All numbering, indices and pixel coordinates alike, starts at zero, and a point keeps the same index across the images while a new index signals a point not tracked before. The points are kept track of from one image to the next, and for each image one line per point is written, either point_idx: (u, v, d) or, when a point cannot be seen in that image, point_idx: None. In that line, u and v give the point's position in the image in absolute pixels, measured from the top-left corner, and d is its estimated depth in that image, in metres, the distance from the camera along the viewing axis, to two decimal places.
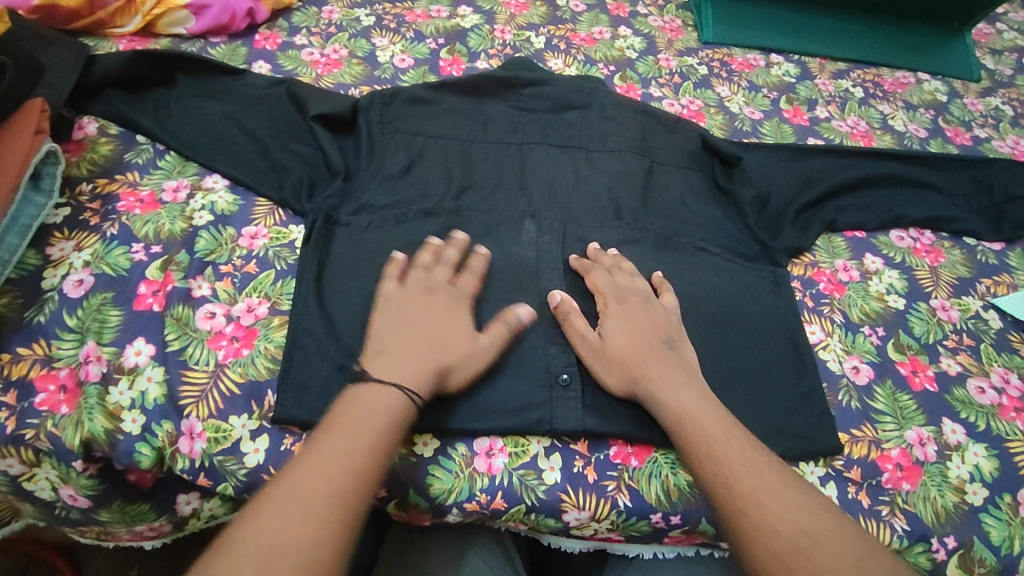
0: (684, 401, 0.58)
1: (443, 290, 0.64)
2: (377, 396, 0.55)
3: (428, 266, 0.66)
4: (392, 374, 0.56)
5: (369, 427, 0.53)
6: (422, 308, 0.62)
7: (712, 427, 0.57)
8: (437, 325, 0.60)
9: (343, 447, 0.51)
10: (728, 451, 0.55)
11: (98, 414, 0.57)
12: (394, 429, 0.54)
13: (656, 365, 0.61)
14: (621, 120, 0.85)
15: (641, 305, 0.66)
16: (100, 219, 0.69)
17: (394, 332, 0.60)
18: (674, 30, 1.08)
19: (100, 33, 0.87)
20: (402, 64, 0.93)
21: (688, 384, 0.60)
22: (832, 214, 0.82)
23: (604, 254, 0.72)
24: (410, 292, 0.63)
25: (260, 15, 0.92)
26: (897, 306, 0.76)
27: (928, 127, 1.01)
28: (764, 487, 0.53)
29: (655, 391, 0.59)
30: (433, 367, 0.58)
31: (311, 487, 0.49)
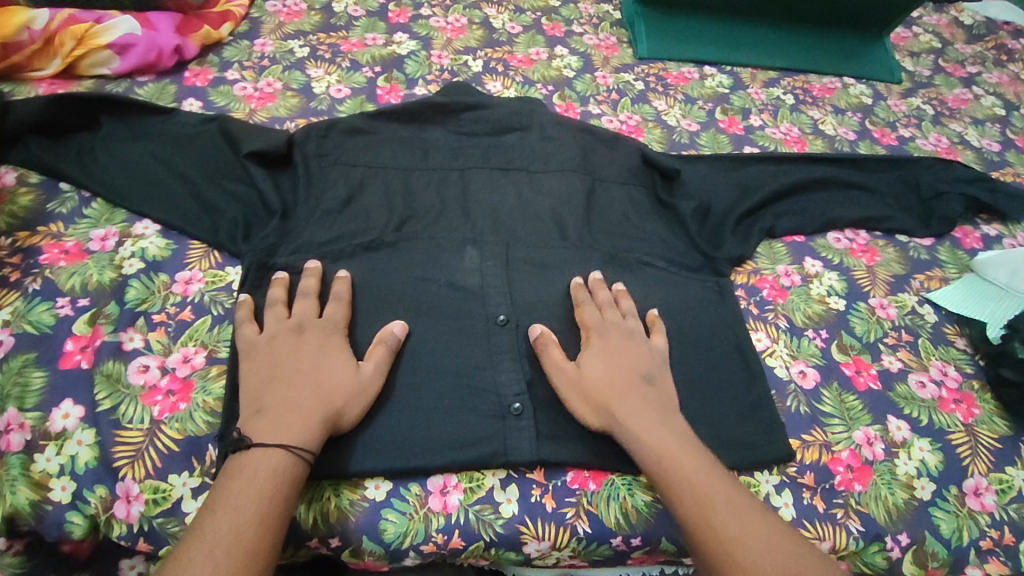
0: (662, 441, 0.58)
1: (315, 328, 0.63)
2: (259, 460, 0.52)
3: (280, 303, 0.64)
4: (276, 433, 0.54)
5: (254, 495, 0.50)
6: (292, 355, 0.60)
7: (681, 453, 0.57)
8: (314, 368, 0.59)
9: (225, 522, 0.48)
10: (703, 491, 0.55)
11: (22, 485, 0.53)
12: (283, 489, 0.52)
13: (633, 401, 0.61)
14: (562, 140, 0.86)
15: (622, 342, 0.66)
16: (21, 275, 0.65)
17: (272, 384, 0.58)
18: (610, 47, 1.10)
19: (17, 77, 0.84)
20: (339, 94, 0.92)
21: (666, 423, 0.60)
22: (771, 220, 0.84)
23: (604, 287, 0.71)
24: (278, 337, 0.61)
25: (189, 52, 0.90)
26: (838, 307, 0.78)
27: (856, 130, 1.04)
28: (736, 522, 0.53)
29: (629, 424, 0.59)
30: (319, 414, 0.56)
31: (197, 571, 0.45)
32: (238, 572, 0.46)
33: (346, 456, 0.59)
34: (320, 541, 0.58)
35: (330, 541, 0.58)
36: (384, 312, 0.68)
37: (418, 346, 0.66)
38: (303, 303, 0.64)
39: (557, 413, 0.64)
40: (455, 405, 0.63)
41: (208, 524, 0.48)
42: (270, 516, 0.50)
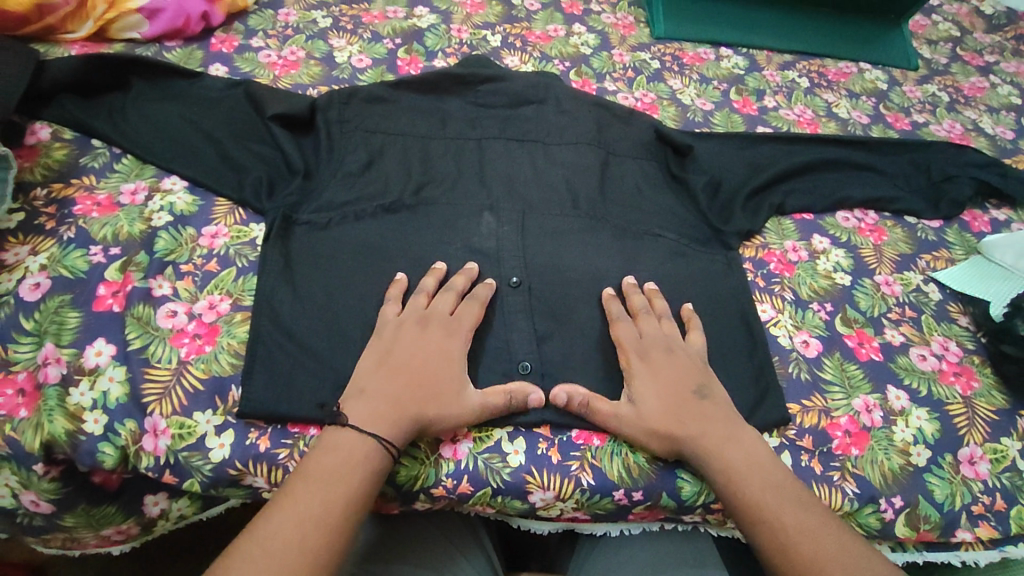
0: (732, 459, 0.59)
1: (438, 322, 0.64)
2: (354, 444, 0.55)
3: (425, 292, 0.66)
4: (367, 421, 0.57)
5: (345, 476, 0.53)
6: (417, 350, 0.62)
7: (746, 465, 0.59)
8: (427, 367, 0.61)
9: (316, 496, 0.51)
10: (766, 507, 0.56)
11: (59, 415, 0.57)
12: (372, 475, 0.55)
13: (694, 422, 0.61)
14: (577, 114, 0.89)
15: (667, 356, 0.66)
16: (56, 224, 0.68)
17: (380, 369, 0.60)
18: (627, 26, 1.12)
19: (50, 39, 0.86)
20: (360, 64, 0.94)
21: (732, 437, 0.61)
22: (780, 197, 0.86)
23: (636, 292, 0.71)
24: (405, 324, 0.63)
25: (216, 19, 0.92)
26: (844, 283, 0.79)
27: (870, 114, 1.05)
28: (800, 527, 0.55)
29: (699, 449, 0.60)
30: (411, 413, 0.58)
31: (282, 540, 0.49)
32: (324, 547, 0.50)
33: None
34: None
35: None
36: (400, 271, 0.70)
37: None
38: (439, 301, 0.66)
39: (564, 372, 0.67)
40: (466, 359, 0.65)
41: (301, 493, 0.52)
42: (355, 499, 0.53)
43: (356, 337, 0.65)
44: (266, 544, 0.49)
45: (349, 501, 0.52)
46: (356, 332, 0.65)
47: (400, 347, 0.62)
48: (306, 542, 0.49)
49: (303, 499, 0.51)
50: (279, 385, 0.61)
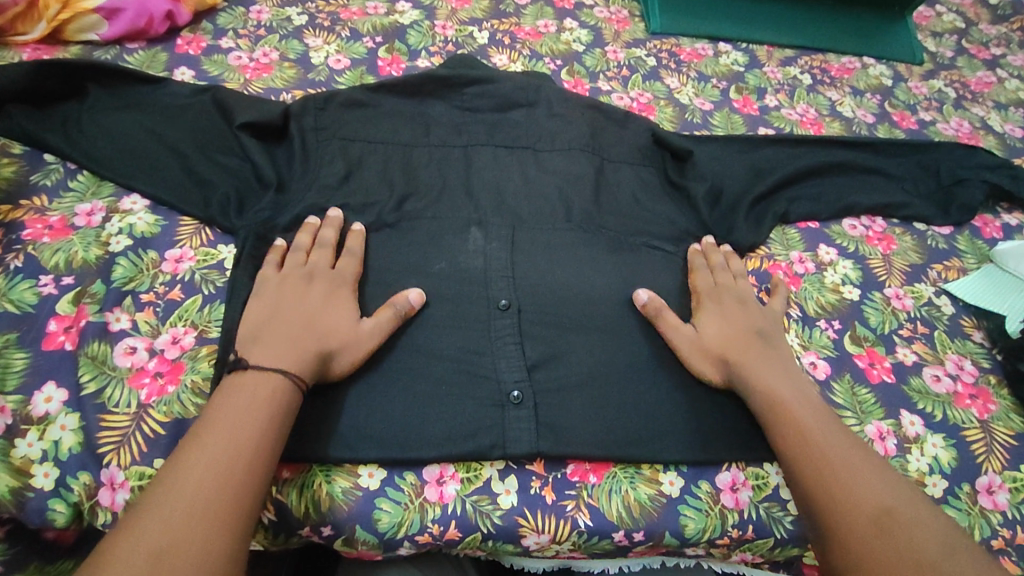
0: (787, 393, 0.60)
1: (325, 276, 0.63)
2: (258, 385, 0.52)
3: (303, 249, 0.64)
4: (265, 358, 0.54)
5: (253, 425, 0.50)
6: (305, 298, 0.60)
7: (801, 409, 0.59)
8: (317, 312, 0.59)
9: (222, 438, 0.48)
10: (808, 436, 0.56)
11: (2, 472, 0.52)
12: (281, 416, 0.52)
13: (756, 358, 0.63)
14: (569, 118, 0.84)
15: (739, 303, 0.68)
16: (2, 250, 0.62)
17: (271, 319, 0.58)
18: (621, 20, 1.06)
19: (0, 41, 0.80)
20: (337, 65, 0.88)
21: (785, 378, 0.62)
22: (784, 205, 0.81)
23: (715, 252, 0.73)
24: (286, 277, 0.62)
25: (181, 18, 0.86)
26: (853, 297, 0.75)
27: (875, 113, 1.01)
28: (845, 462, 0.54)
29: (755, 378, 0.62)
30: (311, 350, 0.56)
31: (184, 479, 0.46)
32: (228, 487, 0.46)
33: (341, 440, 0.57)
34: (312, 529, 0.56)
35: (323, 530, 0.56)
36: (382, 296, 0.66)
37: (417, 330, 0.64)
38: (321, 250, 0.65)
39: (559, 401, 0.62)
40: (453, 390, 0.61)
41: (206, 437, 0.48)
42: (265, 443, 0.50)
43: None
44: (169, 491, 0.45)
45: (260, 445, 0.49)
46: None
47: (290, 298, 0.60)
48: (218, 497, 0.45)
49: (206, 441, 0.48)
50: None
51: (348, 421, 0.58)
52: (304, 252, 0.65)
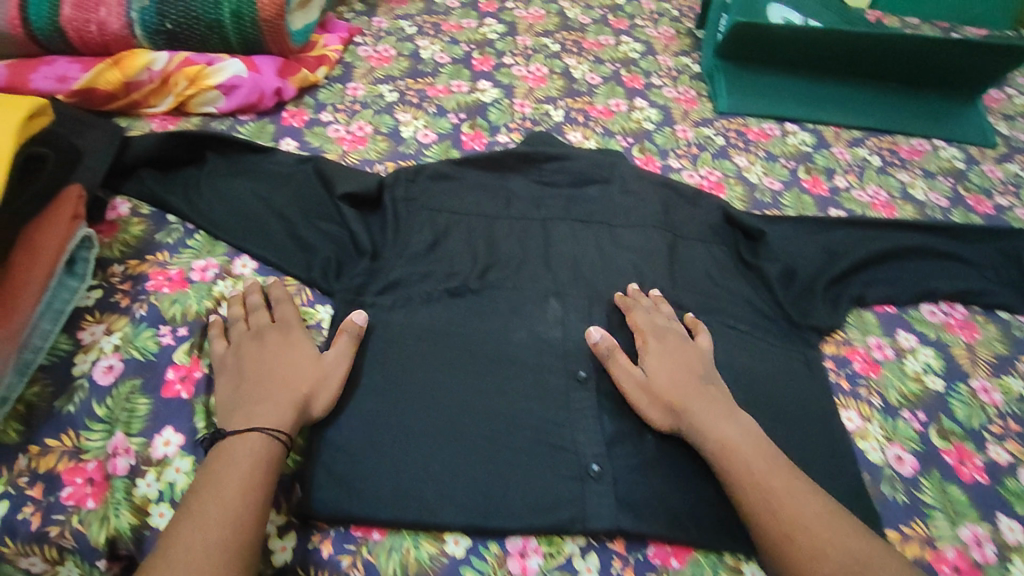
0: (734, 440, 0.60)
1: (274, 329, 0.65)
2: (240, 443, 0.55)
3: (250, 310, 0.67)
4: (249, 421, 0.57)
5: (233, 474, 0.53)
6: (265, 359, 0.62)
7: (756, 461, 0.59)
8: (278, 362, 0.62)
9: (211, 494, 0.51)
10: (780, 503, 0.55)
11: (125, 509, 0.55)
12: (266, 467, 0.54)
13: (699, 402, 0.63)
14: (642, 194, 0.87)
15: (687, 351, 0.69)
16: (130, 301, 0.68)
17: (241, 389, 0.60)
18: (690, 100, 1.11)
19: (133, 112, 0.90)
20: (425, 139, 0.95)
21: (731, 420, 0.62)
22: (860, 288, 0.82)
23: (645, 294, 0.75)
24: (241, 347, 0.64)
25: (288, 93, 0.94)
26: (936, 388, 0.75)
27: (949, 196, 1.01)
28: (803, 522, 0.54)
29: (699, 426, 0.62)
30: (287, 400, 0.59)
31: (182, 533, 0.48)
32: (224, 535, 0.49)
33: (427, 505, 0.59)
34: None
35: None
36: (466, 362, 0.68)
37: (501, 399, 0.66)
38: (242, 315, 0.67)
39: (638, 478, 0.63)
40: (536, 461, 0.62)
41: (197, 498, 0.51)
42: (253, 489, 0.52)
43: (423, 434, 0.63)
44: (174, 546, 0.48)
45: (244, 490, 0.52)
46: (422, 429, 0.63)
47: (254, 362, 0.62)
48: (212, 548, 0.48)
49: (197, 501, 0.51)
50: (344, 483, 0.59)
51: (434, 486, 0.60)
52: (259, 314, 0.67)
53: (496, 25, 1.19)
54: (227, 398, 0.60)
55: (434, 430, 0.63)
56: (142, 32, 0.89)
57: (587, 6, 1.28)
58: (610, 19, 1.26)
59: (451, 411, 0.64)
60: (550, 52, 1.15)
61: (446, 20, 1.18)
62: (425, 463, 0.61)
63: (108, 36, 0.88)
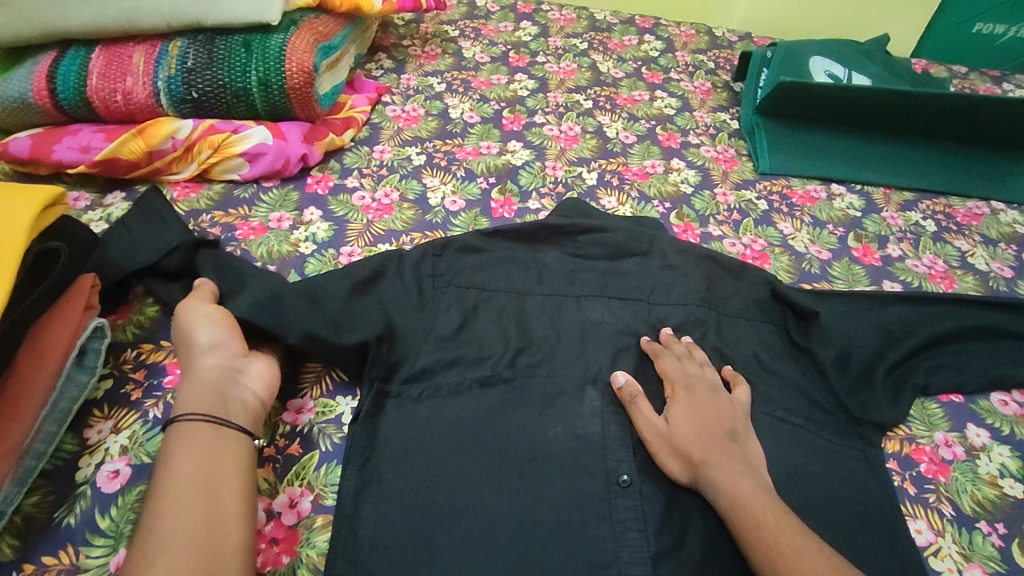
0: (740, 486, 0.58)
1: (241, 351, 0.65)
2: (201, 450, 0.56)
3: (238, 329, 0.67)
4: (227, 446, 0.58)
5: (200, 475, 0.54)
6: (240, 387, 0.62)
7: (764, 511, 0.56)
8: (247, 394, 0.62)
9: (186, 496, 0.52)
10: (766, 539, 0.54)
11: None
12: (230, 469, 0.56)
13: (715, 452, 0.62)
14: (684, 269, 0.81)
15: (720, 402, 0.67)
16: (142, 394, 0.65)
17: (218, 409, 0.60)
18: (728, 160, 1.06)
19: (155, 180, 0.88)
20: (453, 206, 0.91)
21: (746, 472, 0.60)
22: (924, 375, 0.75)
23: (676, 340, 0.74)
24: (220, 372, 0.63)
25: (314, 158, 0.92)
26: (1015, 494, 0.68)
27: (1013, 265, 0.93)
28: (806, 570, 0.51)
29: (713, 476, 0.60)
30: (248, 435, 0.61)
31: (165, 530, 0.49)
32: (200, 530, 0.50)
33: None
34: None
35: None
36: (497, 462, 0.63)
37: (533, 506, 0.60)
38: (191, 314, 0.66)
39: None
40: None
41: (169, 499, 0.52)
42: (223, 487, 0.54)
43: (449, 550, 0.57)
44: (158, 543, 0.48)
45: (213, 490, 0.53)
46: (447, 544, 0.58)
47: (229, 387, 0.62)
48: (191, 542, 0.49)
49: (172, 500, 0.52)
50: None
51: None
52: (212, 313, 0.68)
53: (527, 81, 1.16)
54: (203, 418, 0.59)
55: (461, 545, 0.57)
56: (168, 101, 0.88)
57: (620, 59, 1.25)
58: (644, 73, 1.22)
59: (480, 522, 0.59)
60: (583, 109, 1.12)
61: (476, 77, 1.16)
62: None
63: (133, 105, 0.88)
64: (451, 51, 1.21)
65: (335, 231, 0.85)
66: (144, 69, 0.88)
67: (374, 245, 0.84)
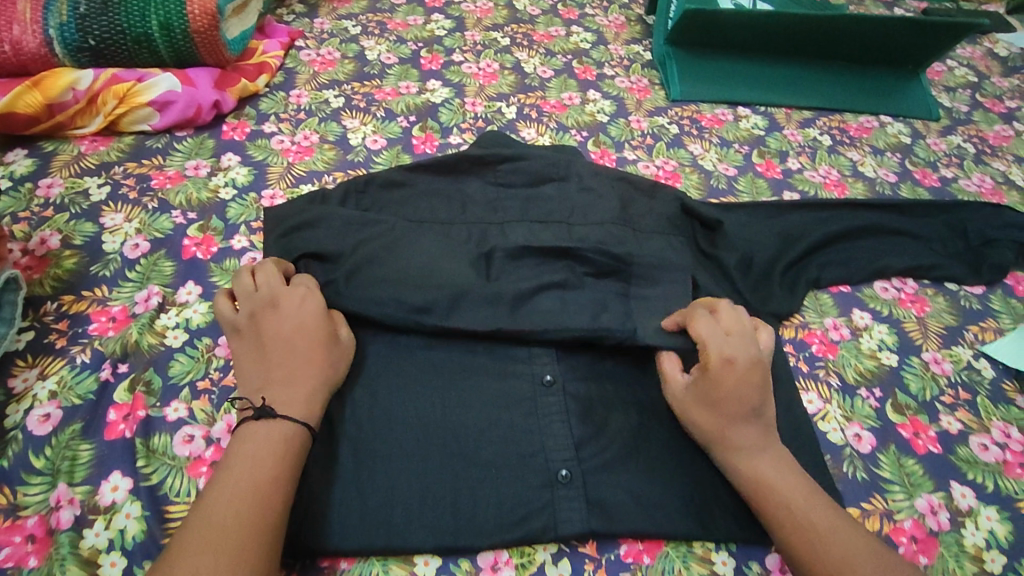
0: (760, 466, 0.59)
1: (286, 295, 0.63)
2: (271, 428, 0.56)
3: (249, 277, 0.65)
4: (289, 403, 0.58)
5: (265, 452, 0.54)
6: (279, 335, 0.61)
7: (787, 487, 0.57)
8: (292, 340, 0.61)
9: (249, 474, 0.52)
10: (800, 519, 0.55)
11: (71, 564, 0.52)
12: (290, 452, 0.55)
13: (740, 430, 0.60)
14: (600, 190, 0.84)
15: (744, 361, 0.61)
16: (68, 342, 0.65)
17: (271, 374, 0.60)
18: (642, 89, 1.10)
19: (60, 135, 0.85)
20: (375, 145, 0.92)
21: (764, 447, 0.60)
22: (816, 272, 0.83)
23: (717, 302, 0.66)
24: (285, 320, 0.62)
25: (227, 105, 0.90)
26: (891, 363, 0.77)
27: (896, 172, 1.03)
28: (837, 547, 0.53)
29: (736, 457, 0.60)
30: (316, 384, 0.60)
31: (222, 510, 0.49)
32: (258, 506, 0.51)
33: (392, 530, 0.58)
34: None
35: None
36: (428, 377, 0.67)
37: (463, 412, 0.64)
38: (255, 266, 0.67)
39: (607, 480, 0.62)
40: (504, 472, 0.61)
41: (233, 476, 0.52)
42: (283, 470, 0.54)
43: (385, 456, 0.61)
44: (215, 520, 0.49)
45: (276, 471, 0.53)
46: (384, 450, 0.61)
47: (313, 334, 0.62)
48: (254, 524, 0.49)
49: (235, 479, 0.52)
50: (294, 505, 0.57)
51: (399, 508, 0.58)
52: (245, 274, 0.66)
53: (443, 21, 1.16)
54: (280, 384, 0.59)
55: (397, 451, 0.61)
56: (63, 50, 0.85)
57: None
58: (560, 9, 1.24)
59: (414, 429, 0.63)
60: (500, 47, 1.13)
61: (392, 18, 1.14)
62: (389, 484, 0.59)
63: (24, 55, 0.84)
64: None
65: (255, 175, 0.85)
66: (32, 17, 0.84)
67: (297, 186, 0.85)
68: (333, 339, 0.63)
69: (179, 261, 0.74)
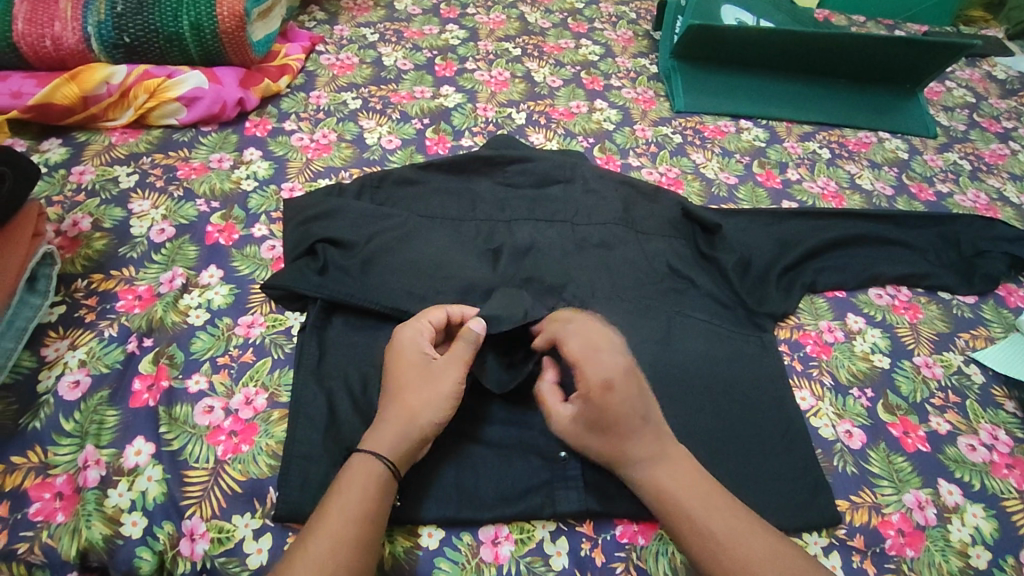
0: (661, 476, 0.56)
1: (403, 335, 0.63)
2: (367, 468, 0.54)
3: None
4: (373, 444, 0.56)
5: (360, 493, 0.52)
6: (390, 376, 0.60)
7: (690, 496, 0.55)
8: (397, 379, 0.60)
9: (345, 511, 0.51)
10: (702, 529, 0.53)
11: (96, 520, 0.56)
12: (383, 497, 0.53)
13: (632, 445, 0.56)
14: (604, 192, 0.88)
15: (624, 376, 0.56)
16: (97, 317, 0.69)
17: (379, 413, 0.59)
18: (647, 100, 1.14)
19: (92, 127, 0.90)
20: (390, 145, 0.96)
21: (663, 456, 0.57)
22: (812, 276, 0.86)
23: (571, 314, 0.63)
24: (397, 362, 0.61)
25: (250, 103, 0.95)
26: (883, 365, 0.79)
27: (893, 185, 1.06)
28: (747, 557, 0.51)
29: (637, 473, 0.57)
30: (401, 423, 0.56)
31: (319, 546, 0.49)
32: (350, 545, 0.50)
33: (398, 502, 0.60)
34: None
35: None
36: None
37: (468, 394, 0.67)
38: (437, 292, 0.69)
39: None
40: (506, 452, 0.64)
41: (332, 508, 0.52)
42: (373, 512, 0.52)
43: None
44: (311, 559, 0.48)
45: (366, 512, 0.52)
46: None
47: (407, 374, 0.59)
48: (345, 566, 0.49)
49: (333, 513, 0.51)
50: (315, 487, 0.58)
51: (406, 482, 0.61)
52: None
53: (457, 31, 1.21)
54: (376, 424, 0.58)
55: None
56: (99, 46, 0.89)
57: (547, 11, 1.30)
58: (570, 23, 1.29)
59: None
60: (512, 56, 1.17)
61: (408, 27, 1.19)
62: None
63: (64, 50, 0.89)
64: (382, 4, 1.24)
65: (275, 169, 0.89)
66: (73, 14, 0.89)
67: (314, 180, 0.89)
68: (428, 370, 0.59)
69: (202, 246, 0.78)
